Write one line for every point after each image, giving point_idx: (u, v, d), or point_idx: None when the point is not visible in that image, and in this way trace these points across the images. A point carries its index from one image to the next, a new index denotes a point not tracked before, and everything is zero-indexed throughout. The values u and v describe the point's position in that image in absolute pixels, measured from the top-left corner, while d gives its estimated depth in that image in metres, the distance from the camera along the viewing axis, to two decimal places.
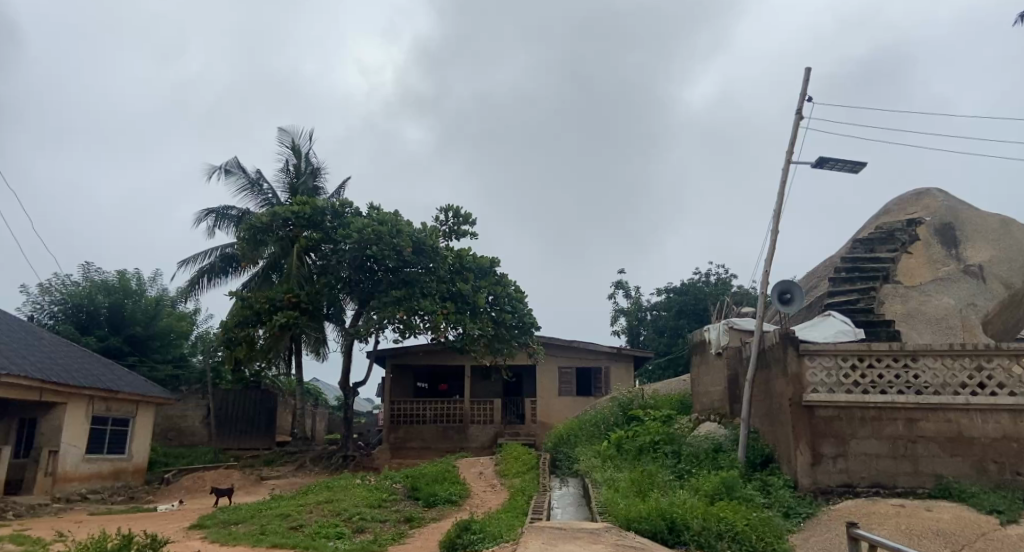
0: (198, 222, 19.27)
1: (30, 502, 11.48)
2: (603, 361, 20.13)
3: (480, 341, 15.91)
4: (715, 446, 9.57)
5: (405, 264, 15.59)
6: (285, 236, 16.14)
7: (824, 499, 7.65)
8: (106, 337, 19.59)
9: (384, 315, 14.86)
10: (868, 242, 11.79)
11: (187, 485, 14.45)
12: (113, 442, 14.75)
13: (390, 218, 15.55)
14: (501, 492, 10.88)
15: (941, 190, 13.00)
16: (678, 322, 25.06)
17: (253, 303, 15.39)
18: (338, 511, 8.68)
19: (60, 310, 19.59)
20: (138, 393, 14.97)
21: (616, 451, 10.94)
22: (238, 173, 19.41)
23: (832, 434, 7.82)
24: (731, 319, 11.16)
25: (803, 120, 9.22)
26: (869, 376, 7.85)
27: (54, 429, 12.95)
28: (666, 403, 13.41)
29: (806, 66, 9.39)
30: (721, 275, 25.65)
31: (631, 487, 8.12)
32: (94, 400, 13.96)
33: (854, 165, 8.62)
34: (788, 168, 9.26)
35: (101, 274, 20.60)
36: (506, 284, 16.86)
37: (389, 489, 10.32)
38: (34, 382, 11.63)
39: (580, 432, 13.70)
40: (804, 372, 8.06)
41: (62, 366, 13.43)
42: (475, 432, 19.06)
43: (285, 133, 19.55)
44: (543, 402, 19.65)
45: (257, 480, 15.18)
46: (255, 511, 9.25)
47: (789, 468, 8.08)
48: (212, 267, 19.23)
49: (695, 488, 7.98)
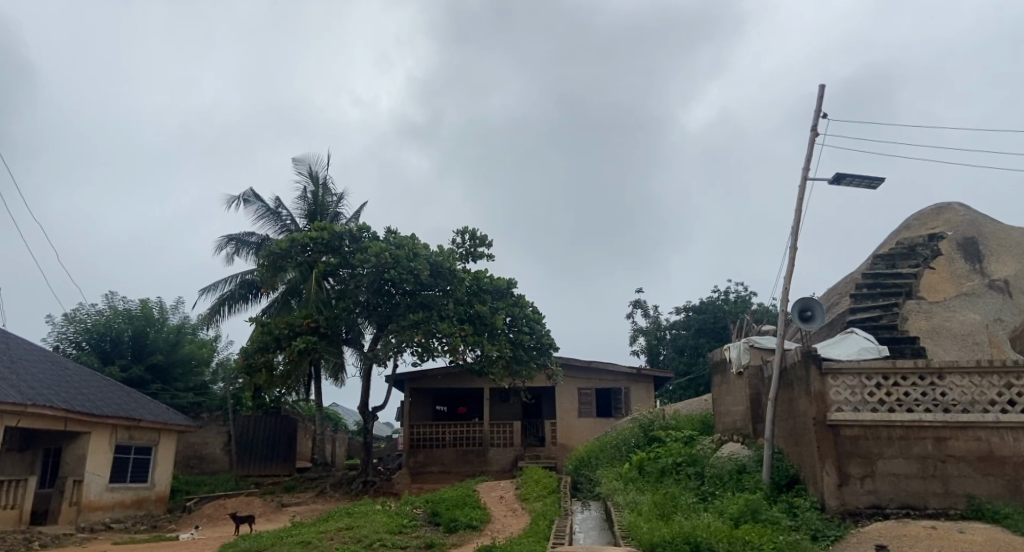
0: (218, 250, 19.67)
1: (55, 532, 11.62)
2: (622, 382, 19.99)
3: (499, 362, 15.87)
4: (739, 467, 9.41)
5: (423, 287, 15.74)
6: (303, 261, 16.34)
7: (853, 520, 7.47)
8: (128, 367, 19.91)
9: (402, 338, 14.93)
10: (889, 257, 11.15)
11: (209, 513, 14.56)
12: (136, 470, 14.92)
13: (407, 242, 15.79)
14: (523, 517, 10.77)
15: (963, 205, 12.84)
16: (698, 341, 24.88)
17: (272, 328, 15.49)
18: (359, 538, 8.65)
19: (85, 339, 20.02)
20: (160, 421, 15.13)
21: (638, 475, 10.78)
22: (256, 202, 19.81)
23: (858, 454, 7.68)
24: (751, 337, 11.09)
25: (817, 136, 9.25)
26: (895, 394, 7.73)
27: (78, 458, 13.15)
28: (688, 423, 13.28)
29: (821, 83, 9.45)
30: (741, 292, 25.67)
31: (654, 511, 8.01)
32: (116, 429, 14.13)
33: (872, 180, 8.59)
34: (805, 184, 9.24)
35: (125, 303, 21.04)
36: (524, 305, 16.91)
37: (410, 515, 10.28)
38: (61, 410, 11.86)
39: (601, 455, 13.55)
40: (827, 390, 7.95)
41: (85, 395, 13.64)
42: (495, 454, 18.97)
43: (302, 161, 19.94)
44: (564, 423, 19.52)
45: (278, 507, 15.23)
46: (276, 539, 9.24)
47: (815, 489, 7.92)
48: (232, 294, 19.54)
49: (720, 511, 7.88)
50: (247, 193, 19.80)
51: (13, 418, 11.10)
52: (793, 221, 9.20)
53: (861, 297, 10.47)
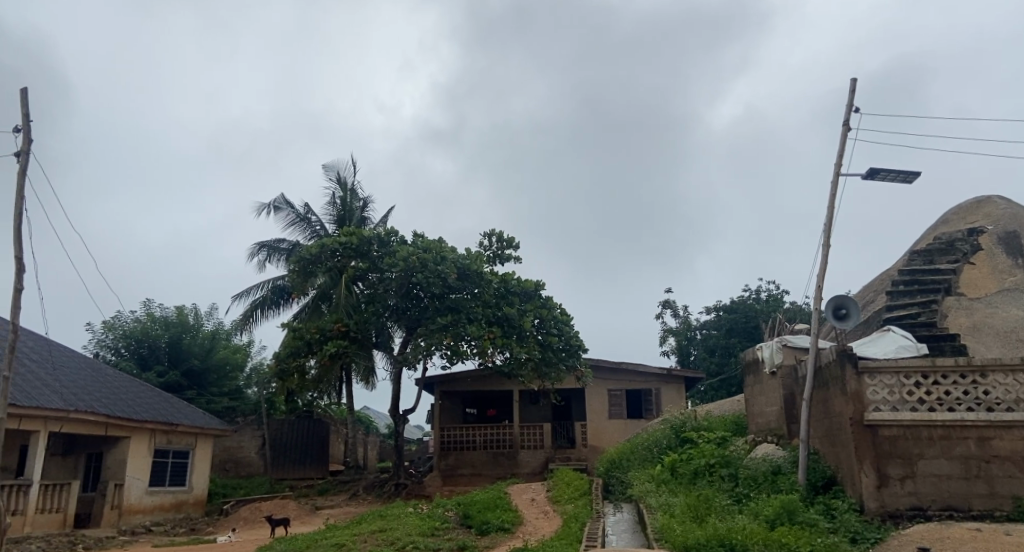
0: (251, 257, 20.11)
1: (97, 535, 12.01)
2: (652, 383, 19.85)
3: (528, 365, 15.93)
4: (774, 468, 9.27)
5: (451, 290, 15.84)
6: (333, 266, 16.57)
7: (893, 523, 7.31)
8: (165, 372, 20.46)
9: (432, 341, 15.08)
10: (926, 254, 11.05)
11: (246, 516, 14.89)
12: (175, 474, 15.33)
13: (435, 246, 15.96)
14: (554, 520, 10.77)
15: (1003, 198, 12.53)
16: (729, 341, 24.57)
17: (304, 333, 15.78)
18: (392, 540, 8.77)
19: (124, 346, 20.65)
20: (197, 426, 15.52)
21: (671, 476, 10.70)
22: (287, 208, 20.20)
23: (898, 455, 7.51)
24: (784, 336, 10.93)
25: (849, 131, 9.10)
26: (935, 393, 7.54)
27: (119, 462, 13.58)
28: (720, 424, 13.14)
29: (852, 77, 9.29)
30: (772, 291, 25.29)
31: (688, 513, 7.95)
32: (155, 433, 14.55)
33: (907, 174, 8.40)
34: (837, 179, 9.09)
35: (161, 309, 21.65)
36: (552, 306, 16.93)
37: (442, 517, 10.37)
38: (101, 416, 12.26)
39: (633, 456, 13.49)
40: (864, 390, 7.80)
41: (125, 400, 14.07)
42: (526, 457, 19.00)
43: (330, 167, 20.27)
44: (594, 425, 19.46)
45: (313, 510, 15.52)
46: (312, 541, 9.43)
47: (853, 490, 7.77)
48: (264, 299, 19.95)
49: (755, 513, 7.78)
50: (278, 200, 20.22)
51: (56, 424, 11.55)
52: (826, 217, 9.06)
53: (897, 294, 10.31)
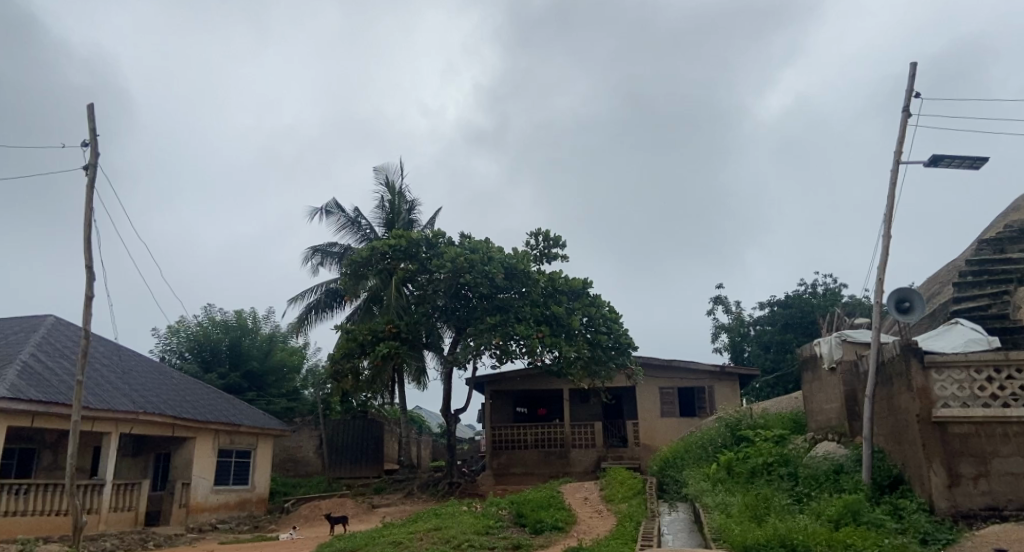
0: (305, 261, 20.76)
1: (167, 532, 12.66)
2: (705, 381, 19.54)
3: (577, 364, 15.88)
4: (836, 467, 9.02)
5: (498, 290, 15.97)
6: (383, 268, 16.87)
7: (967, 523, 7.01)
8: (227, 375, 21.34)
9: (481, 341, 15.25)
10: (996, 243, 10.52)
11: (305, 515, 15.41)
12: (238, 473, 16.00)
13: (483, 247, 16.15)
14: (607, 519, 10.74)
15: None
16: (785, 336, 23.90)
17: (357, 335, 16.18)
18: (448, 538, 8.93)
19: (189, 350, 21.65)
20: (257, 426, 16.14)
21: (727, 476, 10.52)
22: (338, 213, 20.76)
23: (970, 452, 7.20)
24: (844, 331, 10.58)
25: (909, 117, 8.77)
26: (1009, 388, 7.23)
27: (185, 463, 14.26)
28: (777, 422, 12.83)
29: (912, 60, 8.93)
30: (829, 285, 24.47)
31: (746, 513, 7.82)
32: (219, 434, 15.22)
33: (975, 160, 8.03)
34: (897, 167, 8.78)
35: (222, 314, 22.58)
36: (601, 304, 16.88)
37: (496, 516, 10.49)
38: (169, 417, 12.92)
39: (687, 455, 13.32)
40: (931, 385, 7.49)
41: (191, 402, 14.78)
42: (577, 456, 18.99)
43: (379, 172, 20.73)
44: (646, 424, 19.27)
45: (370, 508, 15.92)
46: (370, 539, 9.68)
47: (922, 489, 7.47)
48: (318, 302, 20.57)
49: (817, 512, 7.59)
50: (329, 204, 20.81)
51: (127, 425, 12.23)
52: (885, 207, 8.75)
53: (965, 285, 9.88)
